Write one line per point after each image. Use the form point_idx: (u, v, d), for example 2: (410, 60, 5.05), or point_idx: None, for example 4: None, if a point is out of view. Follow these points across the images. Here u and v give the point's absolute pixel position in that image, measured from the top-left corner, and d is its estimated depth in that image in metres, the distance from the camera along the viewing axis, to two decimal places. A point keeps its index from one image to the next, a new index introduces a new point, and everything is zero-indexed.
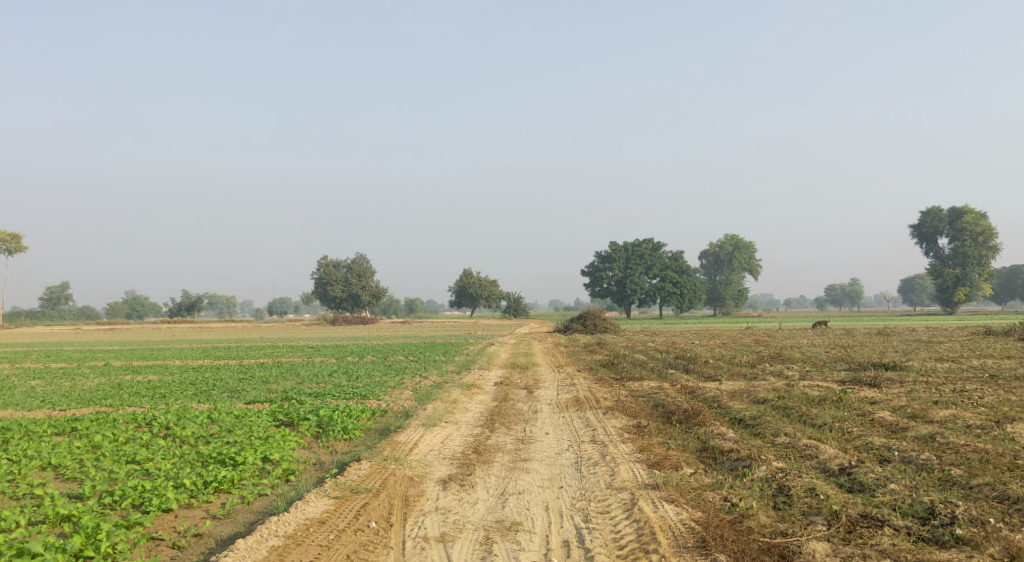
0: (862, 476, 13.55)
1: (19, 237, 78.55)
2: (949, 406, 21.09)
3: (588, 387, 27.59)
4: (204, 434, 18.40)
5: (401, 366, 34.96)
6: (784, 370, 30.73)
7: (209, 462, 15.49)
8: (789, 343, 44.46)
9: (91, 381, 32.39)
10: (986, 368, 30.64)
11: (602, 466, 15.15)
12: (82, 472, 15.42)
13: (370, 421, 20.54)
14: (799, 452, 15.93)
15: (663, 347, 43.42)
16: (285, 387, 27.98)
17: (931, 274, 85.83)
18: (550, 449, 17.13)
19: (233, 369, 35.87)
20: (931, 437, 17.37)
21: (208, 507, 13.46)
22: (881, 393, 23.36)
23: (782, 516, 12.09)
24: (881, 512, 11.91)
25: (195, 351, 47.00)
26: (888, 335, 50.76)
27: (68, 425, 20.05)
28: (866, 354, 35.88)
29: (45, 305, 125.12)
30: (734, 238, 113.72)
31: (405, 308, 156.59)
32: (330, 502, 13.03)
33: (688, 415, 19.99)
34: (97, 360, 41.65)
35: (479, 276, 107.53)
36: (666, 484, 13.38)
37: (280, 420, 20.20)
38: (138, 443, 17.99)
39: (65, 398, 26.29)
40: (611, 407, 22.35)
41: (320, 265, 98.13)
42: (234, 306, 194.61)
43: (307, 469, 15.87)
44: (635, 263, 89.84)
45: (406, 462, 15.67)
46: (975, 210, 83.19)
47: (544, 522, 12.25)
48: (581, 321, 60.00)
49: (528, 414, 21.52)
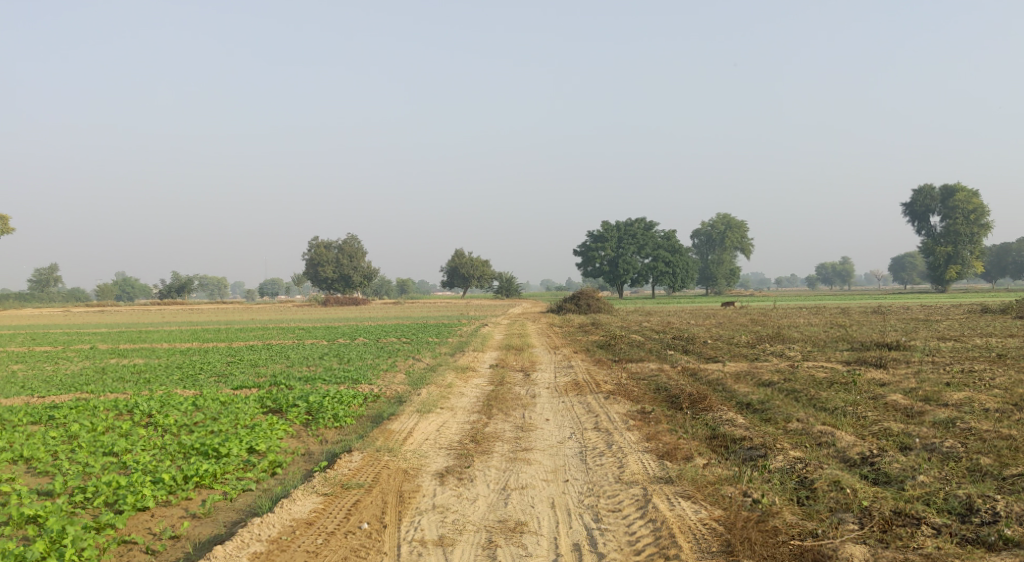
0: (886, 466, 12.68)
1: (7, 219, 75.88)
2: (962, 387, 20.26)
3: (586, 370, 26.60)
4: (187, 422, 17.51)
5: (393, 348, 34.01)
6: (786, 350, 29.88)
7: (190, 454, 14.54)
8: (786, 322, 43.70)
9: (74, 365, 31.29)
10: (990, 348, 29.88)
11: (609, 457, 14.23)
12: (55, 466, 14.44)
13: (362, 408, 19.63)
14: (814, 440, 15.05)
15: (659, 326, 42.62)
16: (274, 371, 26.98)
17: (922, 251, 85.10)
18: (552, 438, 16.19)
19: (221, 352, 34.80)
20: (951, 422, 16.53)
21: (187, 505, 12.50)
22: (889, 374, 22.58)
23: (809, 513, 11.25)
24: (916, 509, 11.08)
25: (184, 333, 46.03)
26: (885, 313, 50.00)
27: (45, 414, 19.07)
28: (866, 333, 35.10)
29: (34, 288, 123.44)
30: (726, 218, 113.31)
31: (394, 290, 155.05)
32: (318, 500, 12.08)
33: (694, 400, 19.09)
34: (83, 343, 40.42)
35: (473, 257, 106.17)
36: (681, 477, 12.47)
37: (267, 406, 19.25)
38: (117, 433, 17.06)
39: (46, 384, 25.35)
40: (612, 391, 21.50)
41: (309, 245, 96.34)
42: (223, 287, 193.28)
43: (295, 460, 14.98)
44: (626, 243, 88.73)
45: (400, 453, 14.74)
46: (967, 188, 82.05)
47: (551, 522, 11.37)
48: (574, 302, 58.93)
49: (526, 399, 20.63)
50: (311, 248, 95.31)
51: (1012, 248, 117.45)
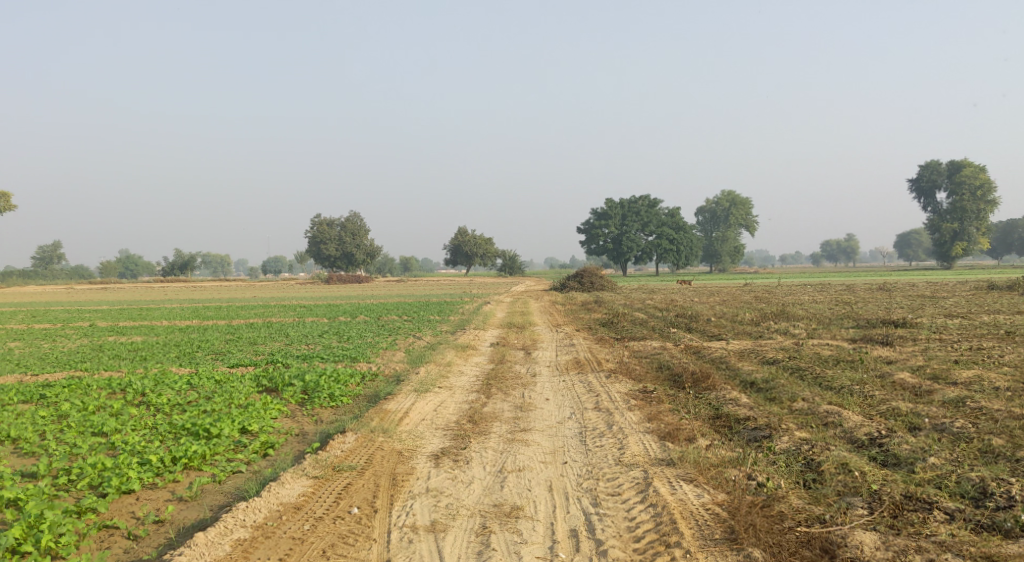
0: (895, 447, 12.26)
1: (10, 196, 75.26)
2: (971, 365, 19.85)
3: (588, 348, 26.19)
4: (181, 402, 17.15)
5: (394, 326, 33.66)
6: (790, 328, 29.46)
7: (181, 434, 14.13)
8: (790, 299, 43.29)
9: (72, 343, 30.97)
10: (998, 325, 29.43)
11: (609, 438, 13.81)
12: (42, 446, 14.07)
13: (359, 386, 19.29)
14: (821, 420, 14.64)
15: (662, 304, 42.12)
16: (272, 349, 26.59)
17: (929, 227, 84.37)
18: (551, 418, 15.80)
19: (221, 329, 34.49)
20: (961, 401, 16.10)
21: (174, 487, 12.14)
22: (895, 352, 22.15)
23: (816, 497, 10.86)
24: (928, 493, 10.67)
25: (185, 311, 45.64)
26: (890, 289, 49.58)
27: (36, 392, 18.69)
28: (872, 311, 34.68)
29: (37, 265, 123.42)
30: (731, 194, 112.76)
31: (398, 269, 154.93)
32: (308, 483, 11.72)
33: (697, 379, 18.70)
34: (83, 321, 40.10)
35: (475, 235, 105.65)
36: (683, 459, 12.06)
37: (263, 385, 18.87)
38: (109, 413, 16.66)
39: (42, 362, 24.99)
40: (614, 369, 21.15)
41: (311, 222, 95.75)
42: (227, 265, 192.89)
43: (288, 441, 14.59)
44: (630, 220, 88.02)
45: (395, 434, 14.34)
46: (974, 163, 81.11)
47: (548, 506, 11.01)
48: (577, 279, 58.49)
49: (526, 378, 20.27)
50: (314, 225, 94.73)
51: (1020, 224, 116.68)
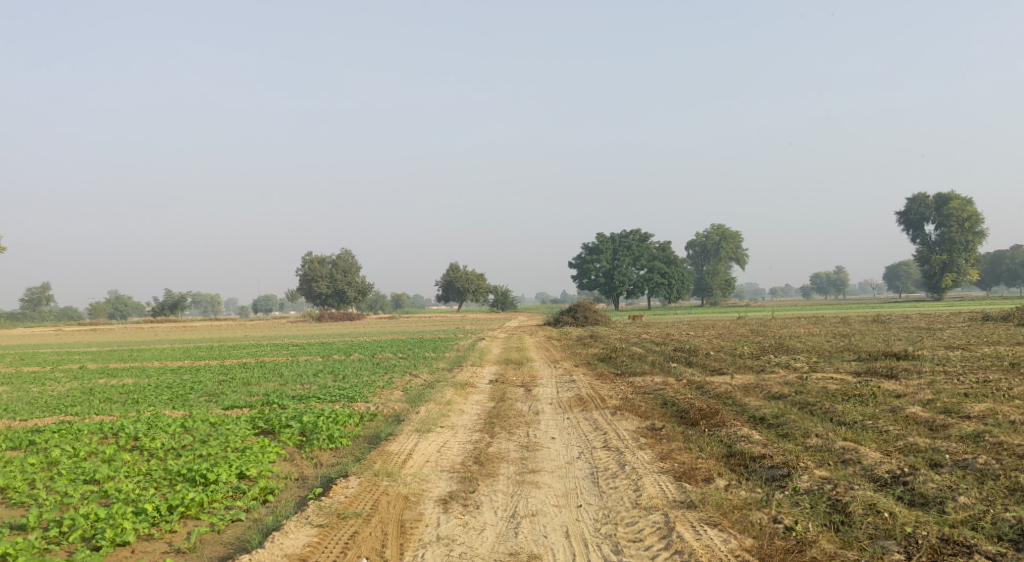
0: (922, 485, 11.80)
1: None
2: (982, 399, 19.40)
3: (589, 384, 25.65)
4: (175, 446, 16.58)
5: (389, 364, 33.01)
6: (791, 361, 28.99)
7: (176, 480, 13.58)
8: (788, 332, 42.96)
9: (60, 387, 30.10)
10: (1002, 356, 29.02)
11: (623, 479, 13.33)
12: (32, 496, 13.48)
13: (358, 427, 18.69)
14: (838, 456, 14.17)
15: (658, 338, 41.72)
16: (267, 390, 25.93)
17: (919, 259, 84.29)
18: (559, 458, 15.29)
19: (213, 370, 33.70)
20: (978, 436, 15.65)
21: (171, 538, 11.61)
22: (902, 385, 21.66)
23: (848, 541, 10.45)
24: (965, 536, 10.28)
25: (176, 351, 44.88)
26: (885, 321, 49.34)
27: (26, 438, 18.04)
28: (872, 343, 34.28)
29: (25, 307, 122.32)
30: (720, 228, 113.05)
31: (388, 306, 153.53)
32: (313, 533, 11.21)
33: (706, 415, 18.18)
34: (71, 363, 39.32)
35: (467, 271, 105.20)
36: (704, 501, 11.60)
37: (259, 428, 18.29)
38: (100, 458, 16.05)
39: (30, 406, 24.22)
40: (619, 406, 20.59)
41: (303, 260, 95.25)
42: (217, 304, 191.81)
43: (288, 486, 14.01)
44: (622, 254, 87.71)
45: (400, 477, 13.78)
46: (962, 195, 81.42)
47: (567, 554, 10.54)
48: (571, 314, 58.01)
49: (529, 416, 19.73)
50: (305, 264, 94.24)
51: (1006, 255, 117.10)
